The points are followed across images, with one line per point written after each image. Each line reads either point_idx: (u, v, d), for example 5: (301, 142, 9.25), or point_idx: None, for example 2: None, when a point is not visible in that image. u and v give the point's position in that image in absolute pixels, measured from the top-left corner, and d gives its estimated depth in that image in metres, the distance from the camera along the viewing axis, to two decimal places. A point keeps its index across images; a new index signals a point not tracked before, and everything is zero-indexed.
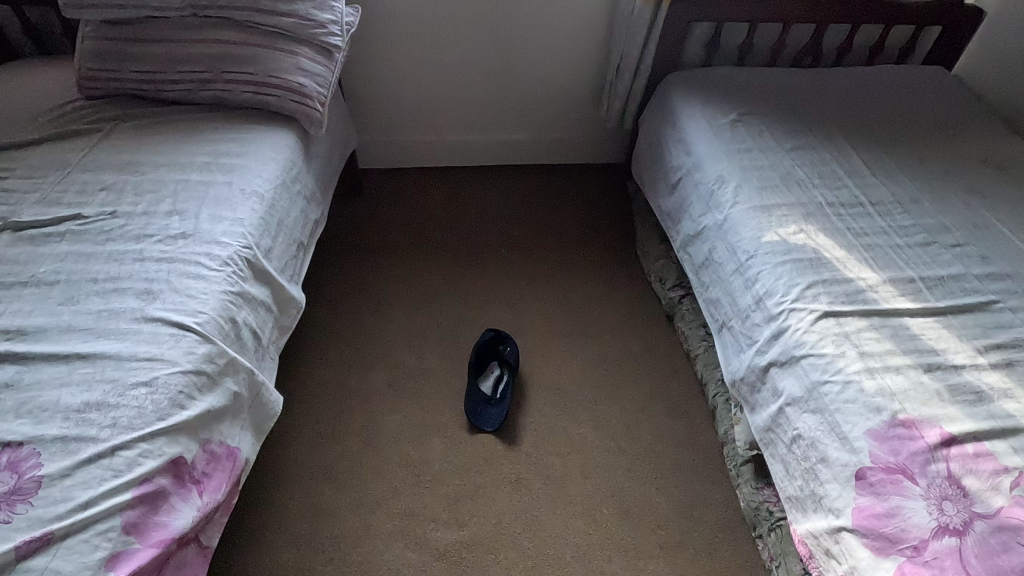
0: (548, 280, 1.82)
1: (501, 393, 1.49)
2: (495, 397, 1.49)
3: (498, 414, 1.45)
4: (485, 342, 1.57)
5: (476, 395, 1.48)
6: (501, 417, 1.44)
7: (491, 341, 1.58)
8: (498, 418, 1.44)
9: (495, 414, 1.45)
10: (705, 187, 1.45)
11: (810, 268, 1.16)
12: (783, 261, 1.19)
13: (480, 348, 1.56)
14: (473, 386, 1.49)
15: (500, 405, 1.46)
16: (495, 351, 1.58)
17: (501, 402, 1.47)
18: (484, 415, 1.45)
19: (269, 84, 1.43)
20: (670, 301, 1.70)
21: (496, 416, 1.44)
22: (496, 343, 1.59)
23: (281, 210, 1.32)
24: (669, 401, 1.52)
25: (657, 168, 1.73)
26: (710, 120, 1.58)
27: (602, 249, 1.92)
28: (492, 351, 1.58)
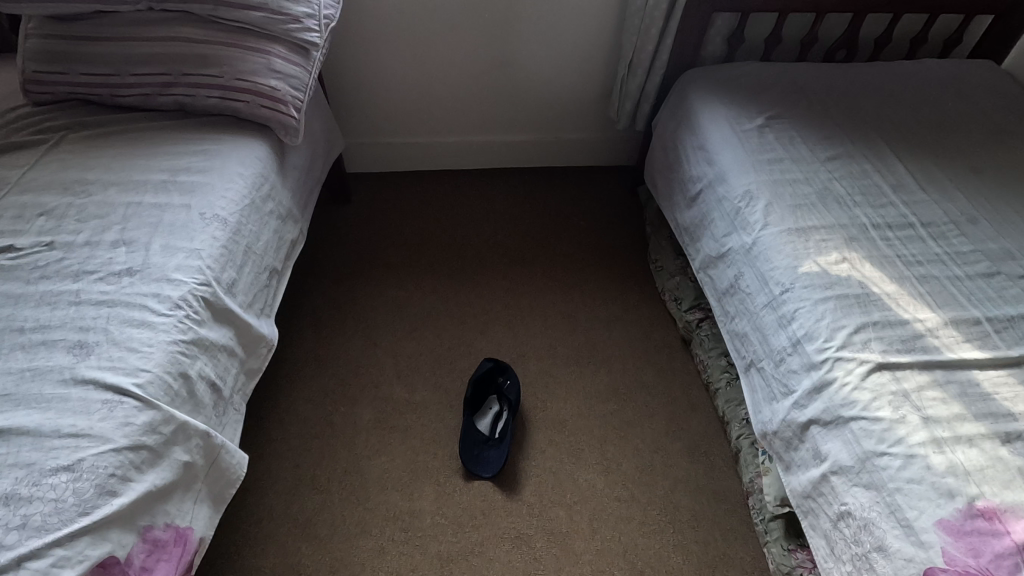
0: (551, 298, 1.66)
1: (500, 434, 1.34)
2: (493, 438, 1.34)
3: (497, 458, 1.30)
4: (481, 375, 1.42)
5: (472, 437, 1.33)
6: (500, 461, 1.29)
7: (487, 373, 1.42)
8: (497, 463, 1.29)
9: (494, 459, 1.30)
10: (729, 204, 1.28)
11: (857, 307, 1.00)
12: (825, 297, 1.02)
13: (476, 382, 1.41)
14: (469, 426, 1.35)
15: (499, 448, 1.31)
16: (492, 385, 1.43)
17: (501, 444, 1.32)
18: (482, 460, 1.30)
19: (237, 88, 1.26)
20: (687, 325, 1.55)
21: (495, 461, 1.30)
22: (494, 375, 1.44)
23: (249, 234, 1.16)
24: (686, 440, 1.37)
25: (673, 177, 1.56)
26: (734, 125, 1.40)
27: (611, 264, 1.76)
28: (489, 385, 1.43)
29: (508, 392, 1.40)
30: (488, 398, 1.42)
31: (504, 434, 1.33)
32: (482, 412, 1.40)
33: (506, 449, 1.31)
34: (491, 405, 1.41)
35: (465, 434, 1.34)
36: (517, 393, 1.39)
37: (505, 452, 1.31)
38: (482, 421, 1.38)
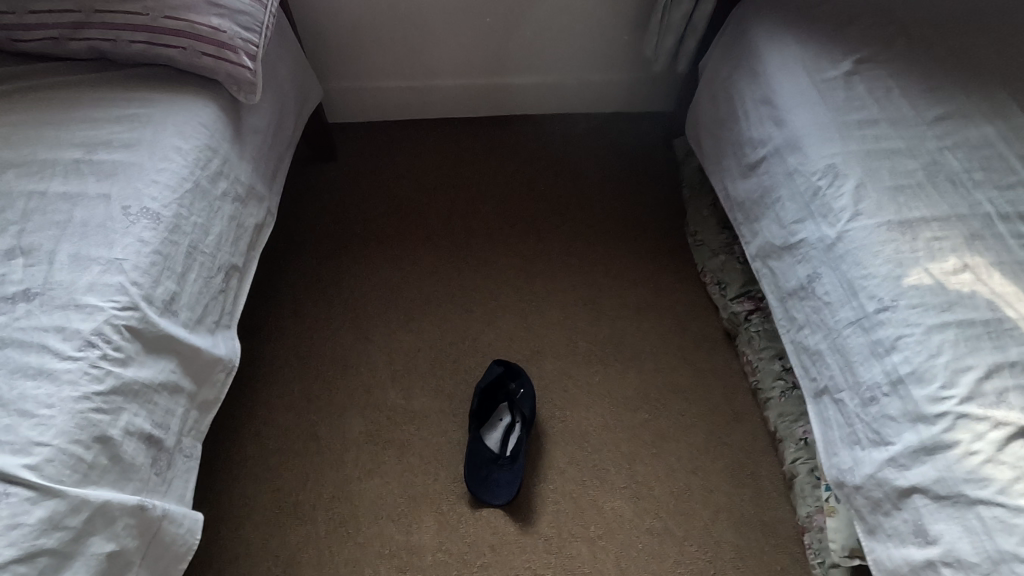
0: (571, 280, 1.42)
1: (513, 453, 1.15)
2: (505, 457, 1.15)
3: (511, 483, 1.12)
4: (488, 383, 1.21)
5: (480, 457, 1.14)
6: (513, 488, 1.11)
7: (495, 380, 1.21)
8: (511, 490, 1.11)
9: (507, 485, 1.12)
10: (804, 181, 1.01)
11: (987, 341, 0.76)
12: (943, 324, 0.78)
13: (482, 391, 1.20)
14: (475, 445, 1.15)
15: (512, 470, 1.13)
16: (501, 391, 1.23)
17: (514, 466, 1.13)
18: (493, 486, 1.12)
19: (169, 30, 0.97)
20: (733, 317, 1.31)
21: (509, 487, 1.11)
22: (503, 381, 1.22)
23: (193, 228, 0.91)
24: (728, 458, 1.18)
25: (724, 135, 1.26)
26: (813, 72, 1.09)
27: (640, 237, 1.50)
28: (497, 392, 1.22)
29: (520, 402, 1.19)
30: (497, 407, 1.22)
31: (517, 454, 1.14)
32: (490, 426, 1.20)
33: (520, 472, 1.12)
34: (500, 416, 1.21)
35: (471, 454, 1.14)
36: (530, 402, 1.18)
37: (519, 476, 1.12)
38: (491, 437, 1.19)
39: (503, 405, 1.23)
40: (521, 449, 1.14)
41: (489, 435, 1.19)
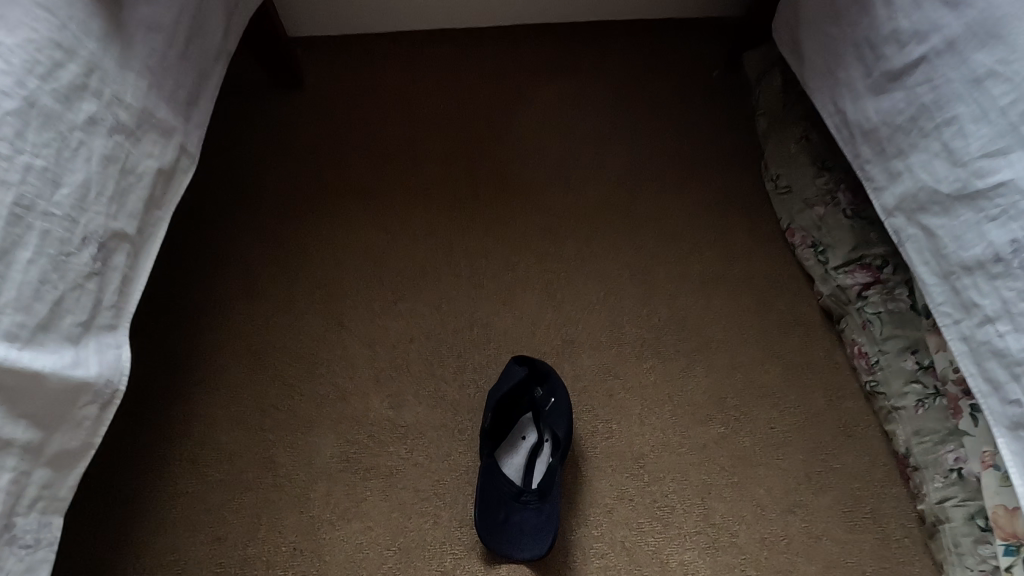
0: (612, 244, 1.07)
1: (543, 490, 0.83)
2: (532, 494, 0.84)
3: (542, 532, 0.80)
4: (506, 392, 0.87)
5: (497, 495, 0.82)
6: (541, 539, 0.79)
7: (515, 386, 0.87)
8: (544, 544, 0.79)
9: (536, 535, 0.80)
10: (1014, 90, 0.64)
11: None
12: None
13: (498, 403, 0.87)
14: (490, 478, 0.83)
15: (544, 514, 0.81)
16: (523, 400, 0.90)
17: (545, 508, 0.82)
18: (517, 537, 0.80)
19: None
20: (840, 295, 0.96)
21: (540, 539, 0.80)
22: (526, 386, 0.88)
23: (25, 177, 0.57)
24: (840, 492, 0.85)
25: (842, 33, 0.87)
26: None
27: (701, 185, 1.13)
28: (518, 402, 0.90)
29: (550, 417, 0.86)
30: (518, 422, 0.90)
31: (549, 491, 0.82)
32: (509, 449, 0.88)
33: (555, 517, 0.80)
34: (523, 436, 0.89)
35: (483, 493, 0.82)
36: (565, 418, 0.85)
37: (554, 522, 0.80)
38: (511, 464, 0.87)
39: (527, 419, 0.90)
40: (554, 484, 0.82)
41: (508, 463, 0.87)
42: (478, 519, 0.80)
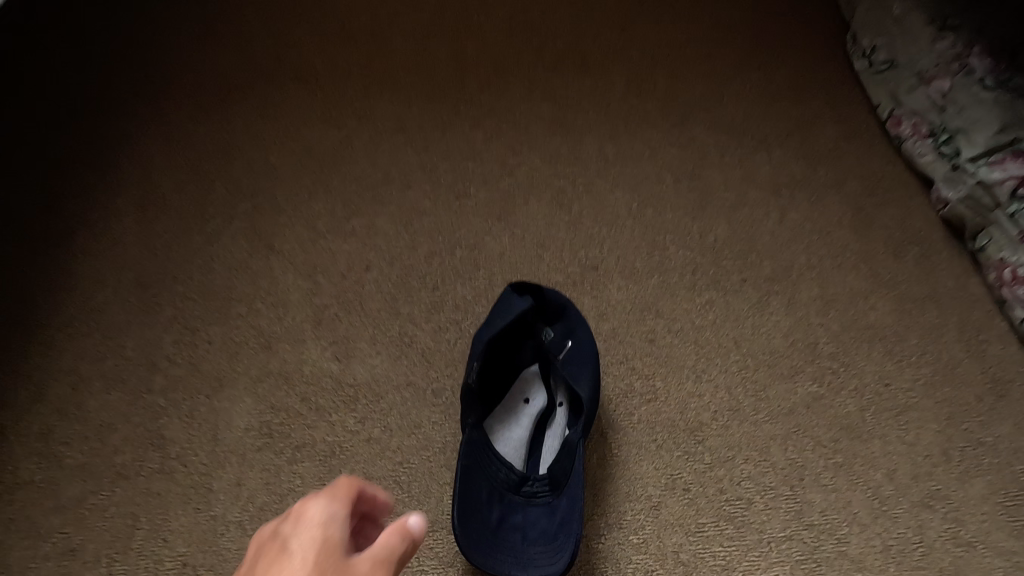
0: (647, 141, 0.78)
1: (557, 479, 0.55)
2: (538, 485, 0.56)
3: (555, 543, 0.53)
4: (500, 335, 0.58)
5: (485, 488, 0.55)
6: (548, 562, 0.51)
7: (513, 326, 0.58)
8: (561, 563, 0.51)
9: (547, 547, 0.53)
10: None
11: None
12: None
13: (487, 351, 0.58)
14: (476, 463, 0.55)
15: (556, 513, 0.54)
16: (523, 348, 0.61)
17: (560, 506, 0.54)
18: (517, 550, 0.53)
19: None
20: (980, 199, 0.67)
21: (553, 554, 0.52)
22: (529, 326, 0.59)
23: None
24: (998, 478, 0.57)
25: None
26: None
27: (765, 66, 0.84)
28: (517, 350, 0.61)
29: (567, 372, 0.57)
30: (516, 379, 0.61)
31: (567, 481, 0.54)
32: (503, 419, 0.59)
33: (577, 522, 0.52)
34: (525, 399, 0.60)
35: (465, 487, 0.54)
36: (590, 372, 0.56)
37: (576, 530, 0.52)
38: (505, 440, 0.58)
39: (530, 375, 0.61)
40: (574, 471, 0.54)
41: (502, 439, 0.59)
42: (456, 527, 0.52)
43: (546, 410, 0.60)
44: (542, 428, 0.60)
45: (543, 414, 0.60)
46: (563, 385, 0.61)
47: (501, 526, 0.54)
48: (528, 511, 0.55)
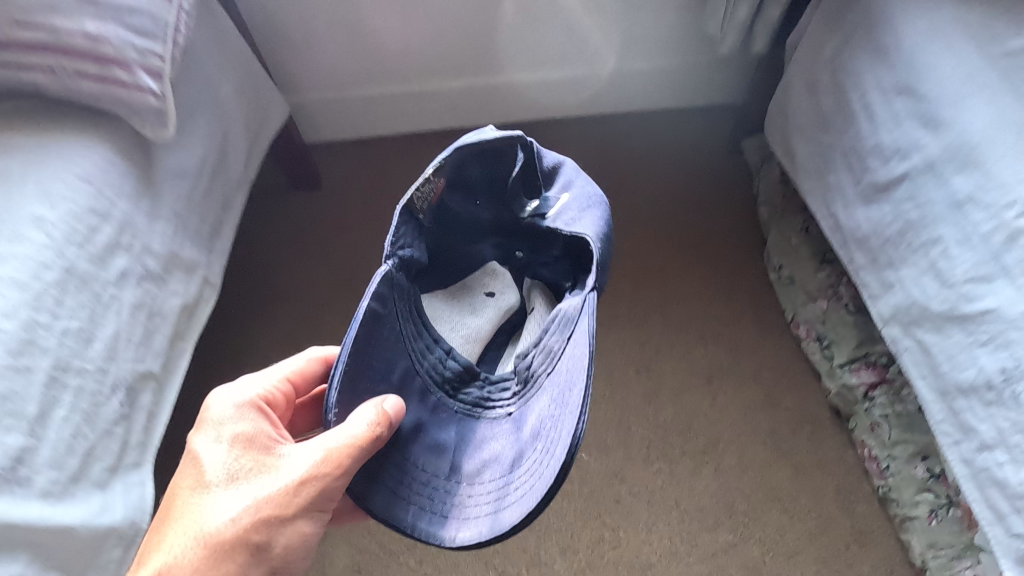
0: (616, 339, 1.08)
1: (535, 374, 0.57)
2: (485, 395, 0.62)
3: (501, 475, 0.52)
4: (472, 172, 0.63)
5: (408, 365, 0.59)
6: (501, 492, 0.51)
7: (485, 162, 0.63)
8: (536, 485, 0.48)
9: (500, 471, 0.53)
10: (987, 219, 0.64)
11: None
12: None
13: (445, 181, 0.62)
14: (404, 315, 0.60)
15: (527, 426, 0.54)
16: (477, 229, 0.69)
17: (528, 409, 0.56)
18: (446, 477, 0.55)
19: (23, 48, 0.67)
20: (847, 394, 0.95)
21: (529, 477, 0.49)
22: (505, 178, 0.65)
23: (67, 334, 0.63)
24: None
25: (831, 144, 0.89)
26: (984, 46, 0.71)
27: (705, 276, 1.15)
28: (470, 231, 0.68)
29: (562, 228, 0.61)
30: (478, 271, 0.72)
31: (546, 378, 0.56)
32: (456, 309, 0.68)
33: (561, 430, 0.49)
34: (488, 292, 0.70)
35: (371, 350, 0.55)
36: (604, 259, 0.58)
37: (548, 454, 0.49)
38: (452, 329, 0.67)
39: (495, 270, 0.72)
40: (561, 365, 0.54)
41: (442, 327, 0.67)
42: (341, 378, 0.53)
43: (510, 308, 0.70)
44: (501, 327, 0.69)
45: (506, 309, 0.69)
46: (537, 290, 0.70)
47: (418, 443, 0.56)
48: (464, 425, 0.60)
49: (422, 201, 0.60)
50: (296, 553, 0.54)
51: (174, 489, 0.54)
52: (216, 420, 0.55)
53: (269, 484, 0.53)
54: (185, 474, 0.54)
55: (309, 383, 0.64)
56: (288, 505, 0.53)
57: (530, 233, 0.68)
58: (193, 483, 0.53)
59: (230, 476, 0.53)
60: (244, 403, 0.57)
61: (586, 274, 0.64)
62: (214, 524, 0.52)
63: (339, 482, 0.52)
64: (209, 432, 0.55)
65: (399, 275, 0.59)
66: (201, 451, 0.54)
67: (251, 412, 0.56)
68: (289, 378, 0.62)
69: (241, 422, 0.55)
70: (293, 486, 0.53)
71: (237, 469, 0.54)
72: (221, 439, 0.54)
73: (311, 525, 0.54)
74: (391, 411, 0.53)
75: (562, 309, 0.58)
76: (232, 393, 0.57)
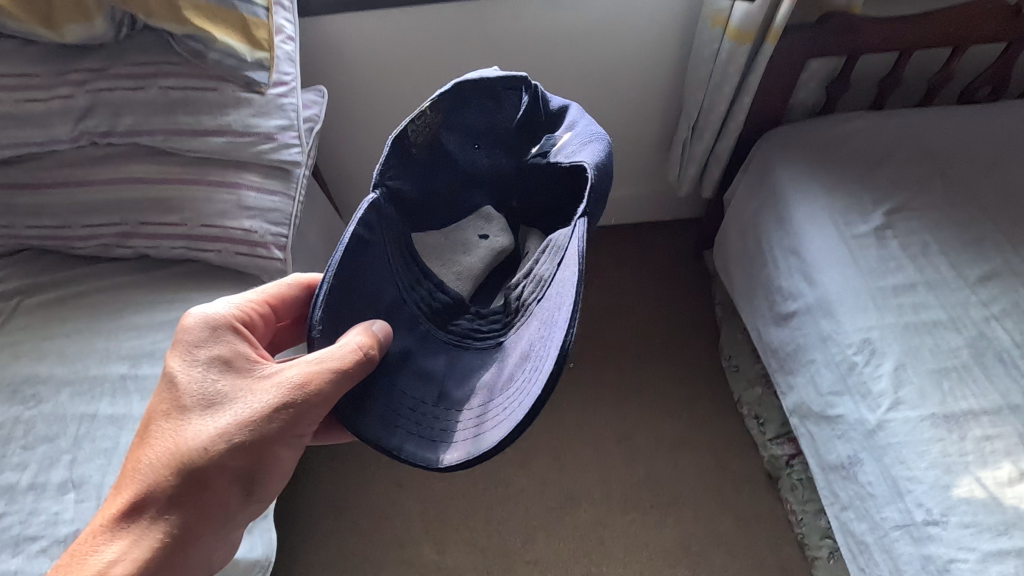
0: (602, 414, 1.40)
1: (527, 304, 0.69)
2: (470, 330, 0.74)
3: (482, 402, 0.63)
4: (474, 120, 0.80)
5: (395, 295, 0.71)
6: (491, 412, 0.61)
7: (483, 112, 0.80)
8: (523, 404, 0.57)
9: (487, 398, 0.63)
10: (838, 352, 0.96)
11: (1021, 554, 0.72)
12: (991, 541, 0.74)
13: (436, 118, 0.76)
14: (387, 247, 0.71)
15: (516, 355, 0.64)
16: (483, 181, 0.83)
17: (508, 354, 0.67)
18: (434, 405, 0.65)
19: (203, 237, 1.01)
20: (774, 461, 1.25)
21: (518, 398, 0.58)
22: (510, 119, 0.82)
23: None
24: None
25: (754, 277, 1.22)
26: (842, 228, 1.05)
27: (672, 361, 1.47)
28: (475, 174, 0.82)
29: (565, 163, 0.74)
30: (474, 216, 0.84)
31: (535, 306, 0.68)
32: (455, 249, 0.81)
33: (551, 343, 0.57)
34: (483, 236, 0.82)
35: (358, 266, 0.66)
36: (600, 178, 0.69)
37: (527, 381, 0.58)
38: (448, 263, 0.80)
39: (489, 213, 0.84)
40: (549, 299, 0.64)
41: (442, 258, 0.80)
42: (327, 297, 0.62)
43: (503, 249, 0.82)
44: (497, 268, 0.83)
45: (499, 251, 0.82)
46: (530, 233, 0.85)
47: (406, 367, 0.67)
48: (454, 356, 0.71)
49: (417, 134, 0.75)
50: (275, 453, 0.65)
51: (157, 411, 0.66)
52: (196, 343, 0.66)
53: (246, 401, 0.64)
54: (172, 393, 0.65)
55: (288, 306, 0.74)
56: (258, 414, 0.63)
57: (528, 175, 0.82)
58: (180, 403, 0.65)
59: (213, 392, 0.65)
60: (223, 319, 0.68)
61: (580, 202, 0.74)
62: (194, 438, 0.63)
63: (309, 410, 0.62)
64: (192, 349, 0.66)
65: (384, 208, 0.72)
66: (186, 370, 0.65)
67: (230, 333, 0.68)
68: (268, 301, 0.72)
69: (220, 347, 0.67)
70: (266, 395, 0.64)
71: (217, 389, 0.65)
72: (203, 358, 0.66)
73: (283, 452, 0.66)
74: (374, 333, 0.63)
75: (554, 239, 0.71)
76: (211, 311, 0.69)
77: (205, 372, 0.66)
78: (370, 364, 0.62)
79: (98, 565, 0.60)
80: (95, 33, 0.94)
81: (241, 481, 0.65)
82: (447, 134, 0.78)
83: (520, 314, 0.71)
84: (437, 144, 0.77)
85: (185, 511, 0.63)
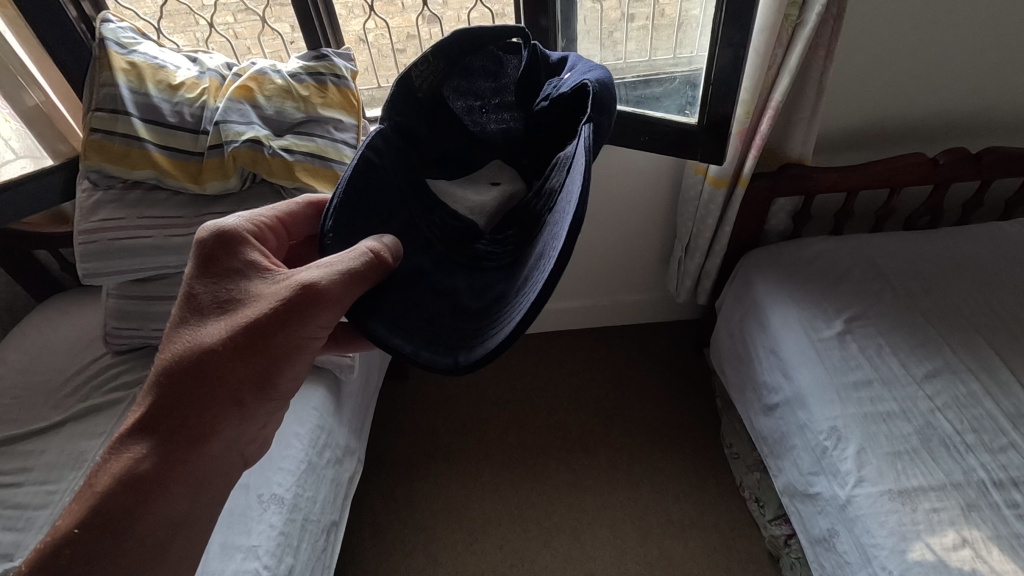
0: (619, 497, 1.56)
1: (543, 211, 0.74)
2: (483, 252, 0.81)
3: (495, 312, 0.67)
4: (479, 82, 0.88)
5: (406, 218, 0.79)
6: (504, 311, 0.65)
7: (487, 76, 0.88)
8: (526, 302, 0.62)
9: (502, 305, 0.67)
10: (814, 439, 1.15)
11: None
12: None
13: (440, 64, 0.84)
14: (395, 173, 0.80)
15: (529, 261, 0.69)
16: (491, 142, 0.91)
17: (521, 269, 0.71)
18: (452, 317, 0.70)
19: None
20: (774, 540, 1.38)
21: (525, 295, 0.63)
22: (513, 80, 0.89)
23: (307, 500, 1.14)
24: None
25: (744, 373, 1.43)
26: (810, 332, 1.27)
27: (681, 447, 1.64)
28: (485, 137, 0.90)
29: (564, 91, 0.76)
30: (484, 167, 0.93)
31: (548, 216, 0.72)
32: (468, 189, 0.89)
33: (558, 235, 0.62)
34: (495, 182, 0.90)
35: (364, 182, 0.74)
36: (601, 95, 0.71)
37: (538, 279, 0.62)
38: (461, 199, 0.87)
39: (497, 165, 0.93)
40: (557, 211, 0.67)
41: (456, 198, 0.87)
42: (337, 207, 0.70)
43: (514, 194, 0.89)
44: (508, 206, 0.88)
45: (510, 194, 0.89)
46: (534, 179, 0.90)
47: (424, 283, 0.73)
48: (474, 275, 0.77)
49: (422, 80, 0.83)
50: (284, 353, 0.71)
51: (174, 319, 0.71)
52: (211, 248, 0.73)
53: (255, 303, 0.70)
54: (190, 296, 0.72)
55: (297, 222, 0.82)
56: (264, 312, 0.68)
57: (535, 130, 0.88)
58: (195, 305, 0.71)
59: (227, 294, 0.71)
60: (233, 231, 0.74)
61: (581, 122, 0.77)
62: (210, 338, 0.69)
63: (316, 308, 0.67)
64: (205, 259, 0.72)
65: (390, 138, 0.81)
66: (201, 274, 0.72)
67: (242, 244, 0.74)
68: (280, 218, 0.80)
69: (233, 252, 0.73)
70: (273, 295, 0.69)
71: (232, 295, 0.71)
72: (218, 268, 0.72)
73: (295, 349, 0.71)
74: (371, 246, 0.67)
75: (561, 157, 0.75)
76: (224, 224, 0.74)
77: (220, 276, 0.72)
78: (381, 268, 0.67)
79: (124, 462, 0.65)
80: (228, 186, 1.24)
81: (255, 380, 0.71)
82: (452, 92, 0.87)
83: (533, 233, 0.75)
84: (443, 99, 0.86)
85: (203, 409, 0.69)
